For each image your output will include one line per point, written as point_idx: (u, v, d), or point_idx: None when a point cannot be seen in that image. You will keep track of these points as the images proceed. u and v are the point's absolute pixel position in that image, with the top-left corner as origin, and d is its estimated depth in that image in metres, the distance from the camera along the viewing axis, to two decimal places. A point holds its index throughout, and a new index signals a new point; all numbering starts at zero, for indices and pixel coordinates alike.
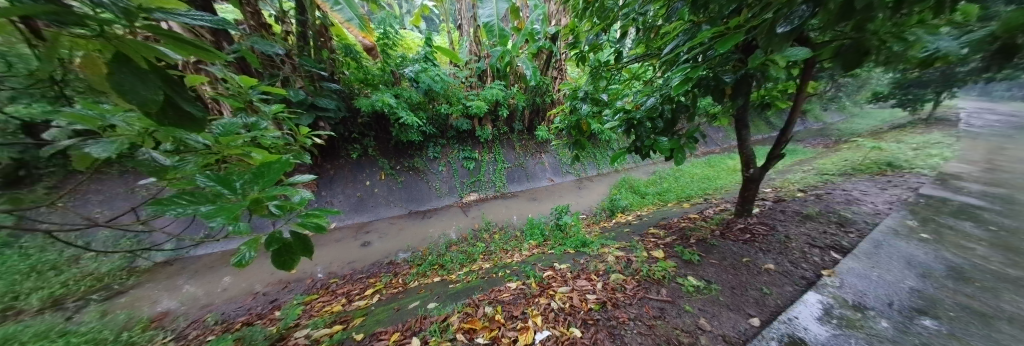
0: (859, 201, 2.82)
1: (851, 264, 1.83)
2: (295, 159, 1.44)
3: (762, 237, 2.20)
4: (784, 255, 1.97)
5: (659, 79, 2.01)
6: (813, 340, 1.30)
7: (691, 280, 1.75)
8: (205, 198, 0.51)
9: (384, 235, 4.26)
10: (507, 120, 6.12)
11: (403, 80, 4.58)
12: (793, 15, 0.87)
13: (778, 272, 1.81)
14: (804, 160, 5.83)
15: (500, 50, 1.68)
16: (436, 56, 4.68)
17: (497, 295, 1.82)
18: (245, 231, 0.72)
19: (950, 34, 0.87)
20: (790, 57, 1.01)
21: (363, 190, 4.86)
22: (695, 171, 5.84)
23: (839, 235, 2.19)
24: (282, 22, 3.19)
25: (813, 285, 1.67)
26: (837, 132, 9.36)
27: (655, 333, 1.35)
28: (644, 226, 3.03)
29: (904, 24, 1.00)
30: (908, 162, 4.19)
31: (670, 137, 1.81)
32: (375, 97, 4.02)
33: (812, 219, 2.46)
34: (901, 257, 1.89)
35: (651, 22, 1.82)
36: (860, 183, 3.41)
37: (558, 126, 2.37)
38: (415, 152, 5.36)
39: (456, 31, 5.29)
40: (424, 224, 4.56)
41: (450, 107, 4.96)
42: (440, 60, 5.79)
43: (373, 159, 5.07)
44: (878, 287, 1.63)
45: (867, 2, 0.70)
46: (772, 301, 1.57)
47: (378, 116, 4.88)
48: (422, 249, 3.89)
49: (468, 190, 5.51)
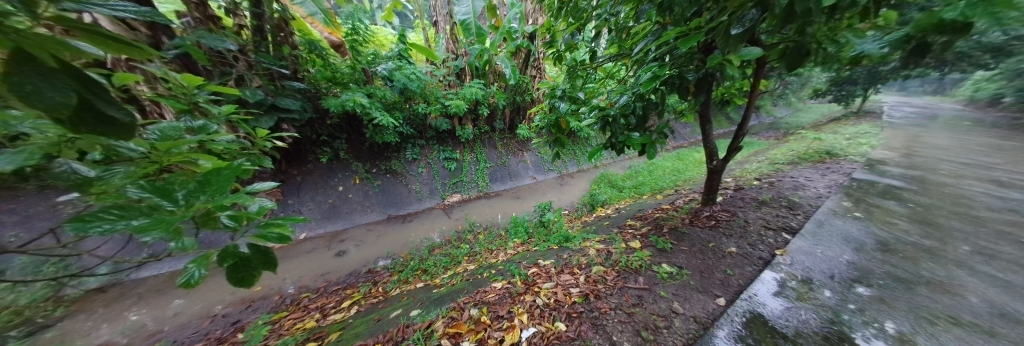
0: (804, 186, 3.17)
1: (799, 243, 2.04)
2: (253, 166, 1.31)
3: (726, 223, 2.39)
4: (744, 238, 2.16)
5: (631, 76, 2.10)
6: (770, 314, 1.44)
7: (665, 267, 1.86)
8: (137, 211, 0.46)
9: (361, 243, 4.05)
10: (488, 119, 6.09)
11: (375, 79, 4.38)
12: (745, 18, 0.96)
13: (739, 254, 1.97)
14: (758, 152, 6.43)
15: (477, 48, 1.66)
16: (411, 54, 4.52)
17: (482, 296, 1.81)
18: (191, 246, 0.63)
19: (869, 38, 1.00)
20: (744, 57, 1.10)
21: (335, 196, 4.58)
22: (666, 165, 6.21)
23: (789, 217, 2.45)
24: (234, 15, 2.90)
25: (769, 264, 1.85)
26: (784, 126, 10.43)
27: (635, 320, 1.41)
28: (622, 219, 3.16)
29: (838, 28, 1.13)
30: (843, 150, 4.76)
31: (642, 133, 1.90)
32: (345, 96, 3.77)
33: (766, 204, 2.71)
34: (839, 234, 2.15)
35: (622, 23, 1.90)
36: (806, 171, 3.82)
37: (537, 124, 2.40)
38: (392, 154, 5.16)
39: (432, 27, 5.17)
40: (404, 229, 4.41)
41: (428, 107, 4.86)
42: (415, 58, 5.61)
43: (345, 163, 4.78)
44: (822, 262, 1.84)
45: (805, 7, 0.79)
46: (735, 281, 1.72)
47: (350, 116, 4.62)
48: (403, 254, 3.76)
49: (450, 191, 5.42)
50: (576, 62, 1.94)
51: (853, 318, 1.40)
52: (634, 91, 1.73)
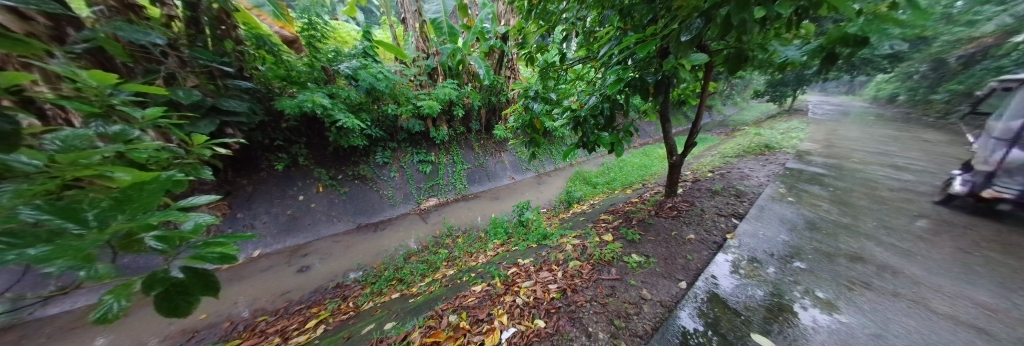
0: (749, 176, 3.58)
1: (746, 226, 2.30)
2: (191, 176, 1.14)
3: (685, 212, 2.61)
4: (701, 225, 2.37)
5: (599, 78, 2.19)
6: (724, 292, 1.60)
7: (634, 256, 1.97)
8: (29, 237, 0.38)
9: (327, 255, 3.75)
10: (462, 120, 6.01)
11: (338, 79, 4.09)
12: (692, 27, 1.05)
13: (697, 240, 2.16)
14: (712, 146, 7.12)
15: (449, 47, 1.59)
16: (377, 52, 4.29)
17: (461, 301, 1.78)
18: (108, 275, 0.53)
19: (791, 49, 1.17)
20: (693, 61, 1.21)
21: (295, 206, 4.15)
22: (634, 160, 6.62)
23: (737, 204, 2.74)
24: (160, 4, 2.50)
25: (722, 247, 2.05)
26: (732, 123, 11.67)
27: (608, 310, 1.48)
28: (596, 214, 3.31)
29: (768, 37, 1.30)
30: (779, 143, 5.46)
31: (610, 132, 2.00)
32: (302, 96, 3.46)
33: (719, 194, 3.00)
34: (778, 217, 2.45)
35: (589, 27, 2.00)
36: (751, 162, 4.30)
37: (512, 124, 2.42)
38: (359, 158, 4.86)
39: (400, 25, 4.97)
40: (375, 238, 4.17)
41: (398, 108, 4.66)
42: (383, 57, 5.34)
43: (305, 169, 4.39)
44: (764, 242, 2.09)
45: (740, 19, 0.89)
46: (694, 264, 1.89)
47: (309, 118, 4.25)
48: (376, 265, 3.57)
49: (426, 195, 5.26)
50: (546, 63, 1.99)
51: (789, 290, 1.61)
52: (601, 93, 1.82)
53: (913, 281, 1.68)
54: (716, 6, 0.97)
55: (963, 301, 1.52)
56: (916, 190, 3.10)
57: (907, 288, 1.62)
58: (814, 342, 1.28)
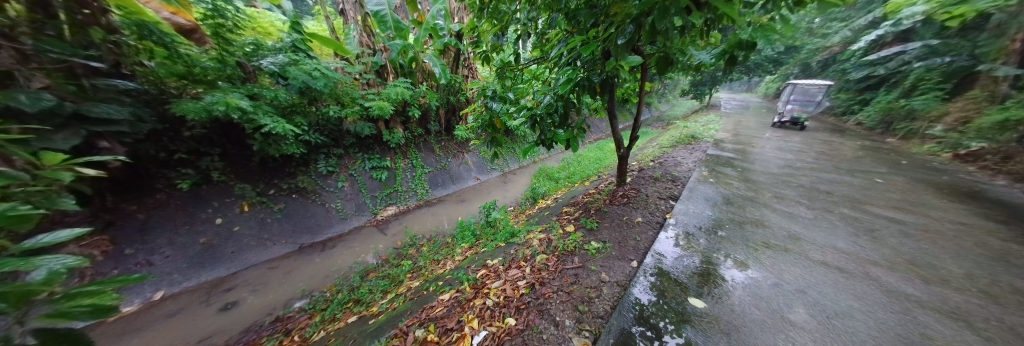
0: (681, 163, 4.13)
1: (680, 206, 2.65)
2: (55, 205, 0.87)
3: (634, 198, 2.90)
4: (646, 209, 2.66)
5: (552, 77, 2.29)
6: (668, 266, 1.82)
7: (593, 244, 2.11)
8: None
9: (261, 286, 3.21)
10: (419, 121, 5.80)
11: (261, 77, 3.57)
12: (626, 32, 1.16)
13: (643, 222, 2.43)
14: (652, 139, 8.04)
15: (400, 44, 1.45)
16: (310, 46, 3.80)
17: (429, 313, 1.70)
18: None
19: (702, 54, 1.40)
20: (630, 63, 1.34)
21: (211, 232, 3.41)
22: (589, 154, 7.12)
23: (674, 188, 3.14)
24: None
25: (663, 226, 2.34)
26: (666, 118, 13.33)
27: (573, 297, 1.55)
28: (560, 207, 3.47)
29: (684, 45, 1.53)
30: (702, 133, 6.42)
31: (565, 129, 2.11)
32: (212, 97, 2.87)
33: (659, 180, 3.41)
34: (704, 196, 2.88)
35: (539, 29, 2.08)
36: (682, 151, 4.98)
37: (471, 124, 2.38)
38: (296, 168, 4.26)
39: (339, 16, 4.50)
40: (323, 258, 3.72)
41: (342, 109, 4.27)
42: (318, 52, 4.74)
43: (222, 186, 3.63)
44: (695, 219, 2.43)
45: (663, 27, 1.01)
46: (643, 244, 2.11)
47: (223, 124, 3.55)
48: (326, 288, 3.19)
49: (383, 204, 4.91)
50: (502, 63, 2.02)
51: (715, 256, 1.91)
52: (555, 92, 1.90)
53: (797, 238, 2.13)
54: (644, 14, 1.09)
55: (831, 250, 1.98)
56: (795, 166, 3.97)
57: (793, 244, 2.06)
58: (733, 297, 1.54)
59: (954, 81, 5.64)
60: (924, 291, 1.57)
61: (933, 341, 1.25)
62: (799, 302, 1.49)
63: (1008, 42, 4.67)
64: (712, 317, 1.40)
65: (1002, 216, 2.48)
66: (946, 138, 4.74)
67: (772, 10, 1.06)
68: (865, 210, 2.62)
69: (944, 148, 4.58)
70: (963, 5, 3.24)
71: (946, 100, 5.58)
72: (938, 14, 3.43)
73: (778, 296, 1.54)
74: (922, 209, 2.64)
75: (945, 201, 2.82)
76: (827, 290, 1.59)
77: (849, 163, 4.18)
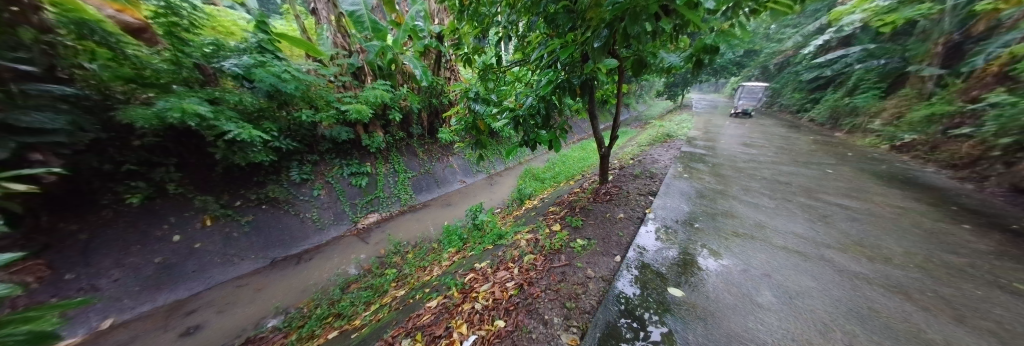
0: (658, 160, 4.34)
1: (658, 202, 2.79)
2: None
3: (615, 195, 3.00)
4: (628, 205, 2.76)
5: (534, 80, 2.33)
6: (649, 259, 1.90)
7: (579, 241, 2.17)
8: None
9: (228, 306, 2.97)
10: (401, 125, 5.71)
11: (225, 80, 3.32)
12: (601, 36, 1.22)
13: (625, 218, 2.52)
14: (631, 138, 8.36)
15: (376, 45, 1.39)
16: (279, 47, 3.60)
17: (416, 322, 1.66)
18: None
19: (673, 57, 1.49)
20: (606, 66, 1.39)
21: (168, 250, 3.11)
22: (573, 154, 7.28)
23: (652, 184, 3.29)
24: None
25: (643, 221, 2.44)
26: (644, 117, 13.91)
27: (561, 294, 1.58)
28: (546, 207, 3.52)
29: (655, 49, 1.62)
30: (677, 132, 6.78)
31: (548, 130, 2.15)
32: (165, 102, 2.62)
33: (639, 177, 3.56)
34: (679, 191, 3.04)
35: (520, 32, 2.12)
36: (659, 149, 5.23)
37: (455, 126, 2.36)
38: (266, 177, 4.00)
39: (312, 15, 4.32)
40: (299, 272, 3.52)
41: (316, 113, 4.14)
42: (289, 53, 4.51)
43: (180, 199, 3.33)
44: (672, 213, 2.56)
45: (635, 32, 1.07)
46: (625, 239, 2.19)
47: (181, 131, 3.24)
48: (303, 303, 3.02)
49: (364, 211, 4.74)
50: (484, 65, 2.03)
51: (692, 248, 2.02)
52: (537, 94, 1.93)
53: (762, 227, 2.31)
54: (617, 19, 1.15)
55: (792, 236, 2.16)
56: (759, 160, 4.30)
57: (759, 232, 2.22)
58: (708, 284, 1.64)
59: (888, 81, 6.36)
60: (870, 269, 1.76)
61: (879, 313, 1.39)
62: (765, 286, 1.61)
63: (931, 46, 5.42)
64: (689, 304, 1.48)
65: (929, 199, 2.83)
66: (883, 132, 5.32)
67: (732, 17, 1.16)
68: (820, 198, 2.89)
69: (882, 140, 5.14)
70: (893, 14, 3.74)
71: (882, 98, 6.28)
72: (874, 21, 3.91)
73: (747, 281, 1.66)
74: (866, 195, 2.94)
75: (884, 187, 3.17)
76: (789, 273, 1.72)
77: (805, 156, 4.58)
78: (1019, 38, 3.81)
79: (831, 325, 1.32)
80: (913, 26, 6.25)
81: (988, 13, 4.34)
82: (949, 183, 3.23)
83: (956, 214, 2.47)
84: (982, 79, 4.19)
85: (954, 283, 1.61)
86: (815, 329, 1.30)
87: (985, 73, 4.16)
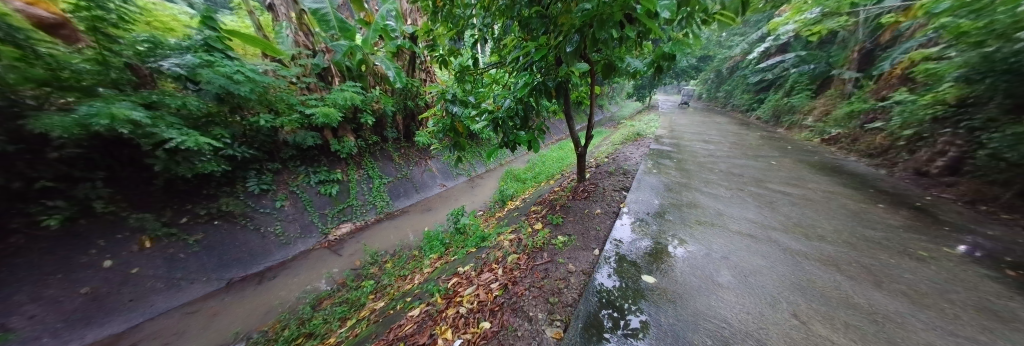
0: (630, 158, 4.60)
1: (631, 196, 2.96)
2: None
3: (593, 192, 3.13)
4: (604, 201, 2.90)
5: (511, 82, 2.38)
6: (626, 251, 2.01)
7: (560, 238, 2.24)
8: None
9: (178, 336, 2.65)
10: (374, 129, 5.51)
11: (164, 81, 2.93)
12: (572, 41, 1.28)
13: (602, 213, 2.65)
14: (606, 137, 8.72)
15: (343, 44, 1.27)
16: (231, 46, 3.33)
17: (398, 332, 1.62)
18: None
19: (637, 61, 1.61)
20: (578, 69, 1.46)
21: (99, 278, 2.70)
22: (552, 154, 7.47)
23: (625, 180, 3.48)
24: None
25: (618, 215, 2.59)
26: (617, 118, 14.60)
27: (544, 291, 1.63)
28: (528, 206, 3.58)
29: (622, 53, 1.73)
30: (646, 130, 7.20)
31: (527, 131, 2.20)
32: (89, 108, 2.27)
33: (614, 174, 3.73)
34: (650, 186, 3.25)
35: (494, 34, 2.16)
36: (631, 147, 5.52)
37: (432, 129, 2.32)
38: (218, 190, 3.66)
39: (269, 12, 4.02)
40: (265, 292, 3.25)
41: (276, 118, 3.88)
42: (242, 52, 4.18)
43: (112, 218, 2.90)
44: (644, 206, 2.73)
45: (601, 37, 1.14)
46: (602, 233, 2.29)
47: (110, 141, 2.82)
48: (271, 325, 2.79)
49: (335, 221, 4.51)
50: (461, 66, 2.03)
51: (663, 238, 2.18)
52: (515, 95, 1.97)
53: (722, 215, 2.53)
54: (586, 25, 1.22)
55: (748, 222, 2.40)
56: (716, 155, 4.71)
57: (720, 220, 2.44)
58: (677, 270, 1.77)
59: (818, 82, 7.30)
60: (810, 247, 2.00)
61: (817, 284, 1.60)
62: (726, 268, 1.78)
63: (850, 53, 6.30)
64: (660, 289, 1.60)
65: (854, 184, 3.29)
66: (815, 127, 6.09)
67: (685, 26, 1.28)
68: (767, 187, 3.23)
69: (816, 135, 5.88)
70: (818, 25, 4.29)
71: (814, 97, 7.18)
72: (803, 31, 4.47)
73: (710, 264, 1.82)
74: (804, 183, 3.34)
75: (818, 176, 3.63)
76: (747, 255, 1.91)
77: (754, 150, 5.11)
78: (913, 47, 4.57)
79: (779, 298, 1.49)
80: (835, 35, 7.23)
81: (891, 25, 5.12)
82: (868, 170, 3.78)
83: (872, 196, 2.91)
84: (888, 81, 4.96)
85: (874, 254, 1.89)
86: (766, 302, 1.46)
87: (891, 76, 4.90)
